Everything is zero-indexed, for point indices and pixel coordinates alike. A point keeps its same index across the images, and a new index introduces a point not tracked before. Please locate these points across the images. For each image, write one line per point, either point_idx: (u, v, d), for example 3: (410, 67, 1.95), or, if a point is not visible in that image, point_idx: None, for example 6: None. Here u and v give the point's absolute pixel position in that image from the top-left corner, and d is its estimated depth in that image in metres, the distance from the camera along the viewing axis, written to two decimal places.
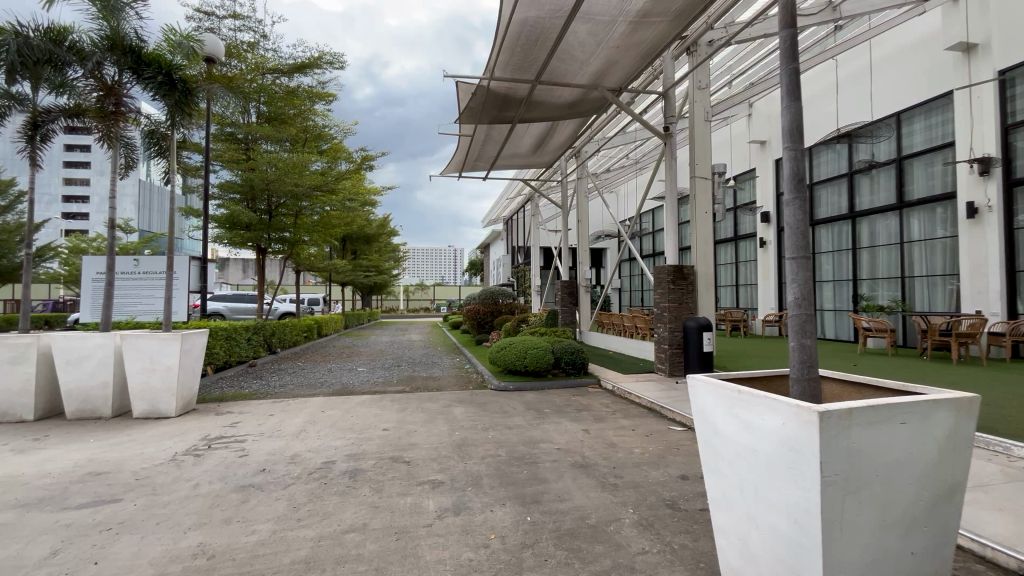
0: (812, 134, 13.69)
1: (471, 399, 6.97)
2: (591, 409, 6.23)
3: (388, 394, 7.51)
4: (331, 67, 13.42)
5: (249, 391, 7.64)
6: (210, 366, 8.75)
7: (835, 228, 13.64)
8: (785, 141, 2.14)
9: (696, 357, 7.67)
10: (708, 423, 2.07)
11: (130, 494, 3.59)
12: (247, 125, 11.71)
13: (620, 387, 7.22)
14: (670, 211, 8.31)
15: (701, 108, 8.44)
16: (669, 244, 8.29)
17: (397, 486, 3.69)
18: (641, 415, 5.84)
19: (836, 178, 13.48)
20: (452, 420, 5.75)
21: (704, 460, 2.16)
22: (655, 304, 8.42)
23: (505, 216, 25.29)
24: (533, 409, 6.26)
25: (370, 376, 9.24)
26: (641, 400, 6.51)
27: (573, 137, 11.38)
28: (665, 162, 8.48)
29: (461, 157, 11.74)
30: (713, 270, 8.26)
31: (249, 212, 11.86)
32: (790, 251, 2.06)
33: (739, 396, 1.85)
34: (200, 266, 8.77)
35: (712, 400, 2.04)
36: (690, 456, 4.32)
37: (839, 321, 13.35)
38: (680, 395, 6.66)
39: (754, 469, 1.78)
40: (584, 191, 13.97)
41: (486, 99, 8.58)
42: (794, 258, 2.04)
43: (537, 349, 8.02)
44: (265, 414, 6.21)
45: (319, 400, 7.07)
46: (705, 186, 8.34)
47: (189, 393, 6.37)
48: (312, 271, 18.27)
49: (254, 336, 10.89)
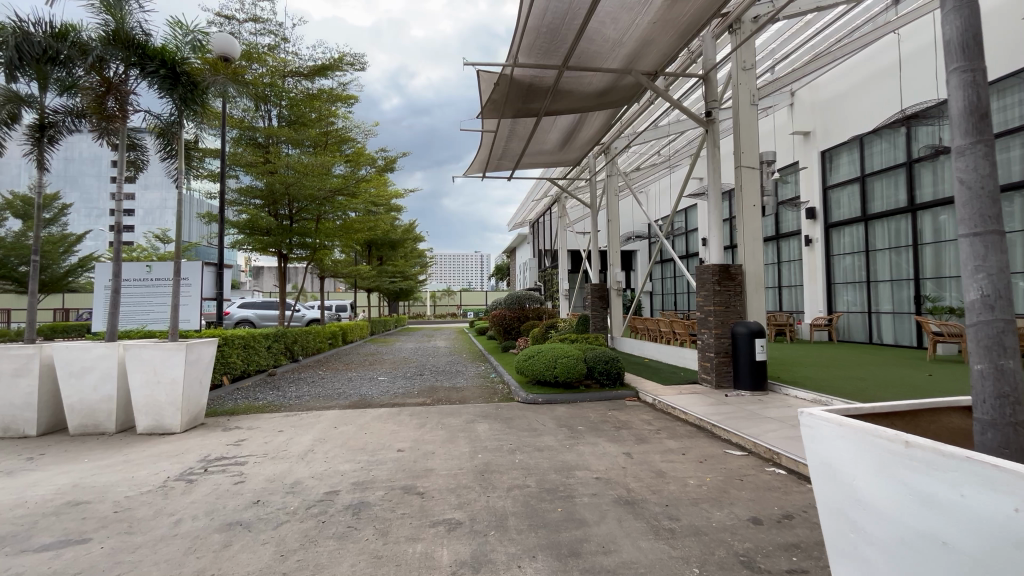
0: (866, 121, 12.62)
1: (496, 414, 6.35)
2: (631, 427, 5.53)
3: (407, 406, 6.97)
4: (353, 68, 13.17)
5: (264, 403, 7.24)
6: (227, 376, 8.41)
7: (892, 223, 12.48)
8: (956, 60, 1.89)
9: (747, 367, 6.86)
10: (852, 489, 1.66)
11: (102, 533, 3.11)
12: (267, 128, 11.51)
13: (662, 401, 6.49)
14: (714, 206, 7.53)
15: (747, 91, 7.61)
16: (713, 242, 7.49)
17: (406, 527, 3.09)
18: (689, 435, 5.11)
19: (892, 169, 12.33)
20: (475, 439, 5.15)
21: (838, 536, 1.73)
22: (698, 307, 7.63)
23: (531, 219, 24.67)
24: (565, 426, 5.59)
25: (391, 386, 8.74)
26: (688, 416, 5.77)
27: (603, 131, 10.69)
28: (707, 152, 7.69)
29: (484, 156, 11.24)
30: (763, 270, 7.42)
31: (270, 218, 11.62)
32: (971, 226, 1.82)
33: (910, 462, 1.47)
34: (215, 272, 8.49)
35: (855, 459, 1.65)
36: (758, 491, 3.58)
37: (899, 325, 12.24)
38: (733, 411, 5.87)
39: (935, 555, 1.40)
40: (615, 190, 13.23)
41: (509, 89, 8.00)
42: (976, 235, 1.80)
43: (568, 358, 7.35)
44: (274, 430, 5.74)
45: (334, 414, 6.59)
46: (753, 176, 7.53)
47: (197, 406, 5.99)
48: (336, 277, 18.05)
49: (274, 344, 10.57)
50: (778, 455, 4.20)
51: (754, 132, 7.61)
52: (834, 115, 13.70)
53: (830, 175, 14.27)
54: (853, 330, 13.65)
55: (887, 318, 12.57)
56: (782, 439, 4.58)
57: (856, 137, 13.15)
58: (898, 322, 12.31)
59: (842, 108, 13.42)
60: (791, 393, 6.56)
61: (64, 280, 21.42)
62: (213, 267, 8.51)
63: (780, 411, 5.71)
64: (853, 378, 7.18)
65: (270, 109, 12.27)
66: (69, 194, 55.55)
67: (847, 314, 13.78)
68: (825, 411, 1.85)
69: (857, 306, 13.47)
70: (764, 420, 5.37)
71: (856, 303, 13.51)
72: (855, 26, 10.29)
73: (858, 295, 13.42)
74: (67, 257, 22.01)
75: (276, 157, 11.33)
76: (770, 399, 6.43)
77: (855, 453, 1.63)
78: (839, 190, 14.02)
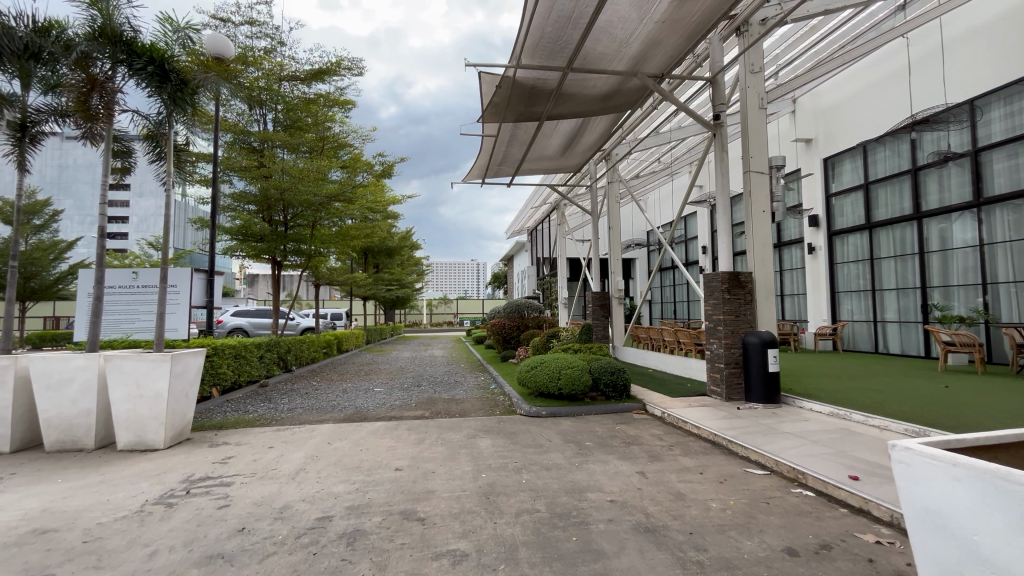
0: (870, 128, 12.54)
1: (499, 428, 6.04)
2: (642, 443, 5.24)
3: (405, 420, 6.66)
4: (350, 73, 12.98)
5: (254, 417, 6.91)
6: (216, 388, 8.08)
7: (897, 231, 12.34)
8: None
9: (760, 379, 6.59)
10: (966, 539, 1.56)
11: (67, 567, 2.79)
12: (262, 133, 11.27)
13: (672, 414, 6.21)
14: (723, 212, 7.32)
15: (755, 94, 7.44)
16: (721, 248, 7.27)
17: (406, 560, 2.78)
18: (704, 452, 4.84)
19: (896, 176, 12.20)
20: (478, 456, 4.84)
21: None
22: (706, 316, 7.40)
23: (529, 226, 24.47)
24: (572, 443, 5.30)
25: (389, 397, 8.43)
26: (701, 431, 5.49)
27: (606, 136, 10.51)
28: (714, 156, 7.51)
29: (484, 161, 11.04)
30: (773, 278, 7.20)
31: (264, 223, 11.34)
32: None
33: None
34: (206, 280, 8.20)
35: (972, 507, 1.55)
36: (788, 516, 3.30)
37: (906, 334, 12.05)
38: (747, 425, 5.60)
39: None
40: (616, 197, 13.04)
41: (512, 91, 7.79)
42: None
43: (573, 369, 7.07)
44: (264, 446, 5.42)
45: (328, 429, 6.26)
46: (763, 181, 7.33)
47: (184, 421, 5.66)
48: (331, 284, 17.72)
49: (267, 354, 10.23)
50: (804, 474, 3.92)
51: (763, 137, 7.42)
52: (836, 123, 13.62)
53: (832, 183, 14.15)
54: (857, 339, 13.47)
55: (893, 327, 12.38)
56: (806, 457, 4.30)
57: (859, 145, 13.04)
58: (905, 332, 12.13)
59: (845, 115, 13.33)
60: (806, 406, 6.30)
61: (54, 288, 20.91)
62: (204, 274, 8.22)
63: (796, 425, 5.45)
64: (867, 390, 6.95)
65: (266, 113, 12.04)
66: (61, 201, 55.02)
67: (852, 323, 13.61)
68: (922, 446, 1.77)
69: (862, 315, 13.30)
70: (782, 435, 5.11)
71: (861, 312, 13.34)
72: (859, 32, 10.21)
73: (863, 303, 13.26)
74: (57, 264, 21.52)
75: (271, 161, 11.07)
76: (783, 412, 6.17)
77: (973, 507, 1.55)
78: (842, 198, 13.89)
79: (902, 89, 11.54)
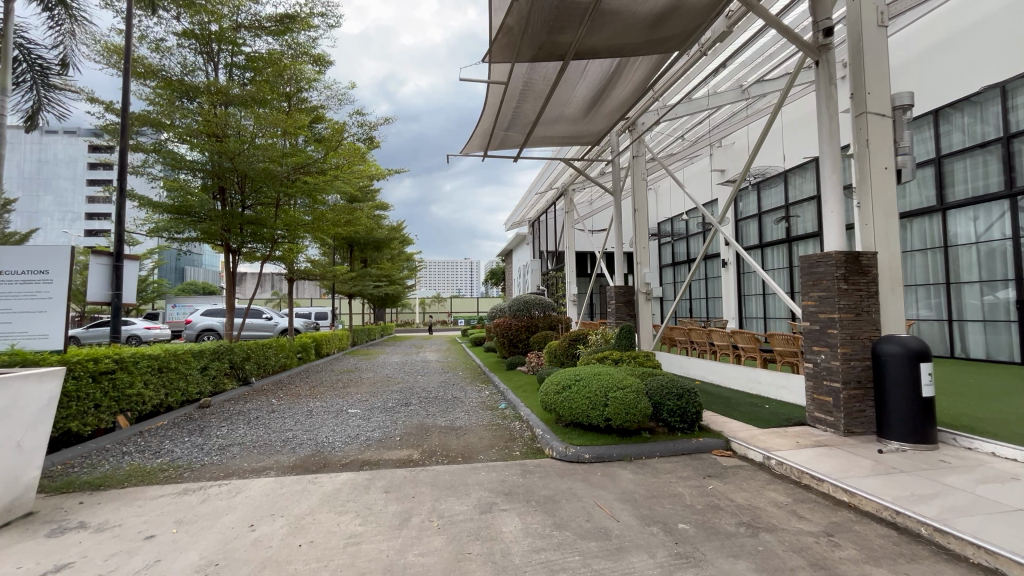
0: (950, 91, 10.51)
1: (527, 487, 3.94)
2: (777, 529, 3.13)
3: (382, 470, 4.52)
4: (327, 23, 10.64)
5: (163, 466, 4.70)
6: (126, 415, 5.89)
7: (978, 213, 10.32)
8: None
9: (904, 406, 4.47)
10: None
11: None
12: (209, 87, 9.02)
13: (790, 465, 4.09)
14: (833, 165, 5.22)
15: (872, 6, 5.37)
16: (830, 218, 5.19)
17: None
18: (904, 556, 2.73)
19: (976, 148, 10.20)
20: (502, 567, 2.70)
21: None
22: (809, 314, 5.32)
23: (531, 217, 22.35)
24: (660, 528, 3.17)
25: (364, 426, 6.22)
26: (865, 503, 3.36)
27: (641, 89, 8.37)
28: (819, 90, 5.41)
29: (489, 122, 8.91)
30: (900, 258, 5.16)
31: (212, 201, 9.16)
32: None
33: None
34: (110, 266, 5.97)
35: None
36: None
37: (994, 334, 10.08)
38: (932, 487, 3.50)
39: None
40: (642, 173, 10.96)
41: (532, 8, 5.65)
42: None
43: (625, 391, 4.96)
44: (134, 535, 3.21)
45: (263, 488, 4.09)
46: (884, 127, 5.30)
47: (15, 488, 3.47)
48: (308, 279, 15.52)
49: (212, 365, 8.05)
50: None
51: (882, 64, 5.37)
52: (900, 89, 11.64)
53: None
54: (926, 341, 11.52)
55: (977, 326, 10.41)
56: None
57: (929, 112, 11.08)
58: (992, 332, 10.13)
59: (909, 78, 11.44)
60: (986, 450, 4.20)
61: None
62: (107, 258, 6.00)
63: (1014, 491, 3.37)
64: None
65: (221, 69, 9.83)
66: (37, 196, 52.31)
67: (918, 322, 11.63)
68: None
69: (933, 312, 11.34)
70: (1017, 514, 3.01)
71: (932, 309, 11.38)
72: None
73: (934, 298, 11.29)
74: None
75: (216, 116, 8.79)
76: (956, 460, 4.08)
77: None
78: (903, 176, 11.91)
79: (988, 42, 9.66)
